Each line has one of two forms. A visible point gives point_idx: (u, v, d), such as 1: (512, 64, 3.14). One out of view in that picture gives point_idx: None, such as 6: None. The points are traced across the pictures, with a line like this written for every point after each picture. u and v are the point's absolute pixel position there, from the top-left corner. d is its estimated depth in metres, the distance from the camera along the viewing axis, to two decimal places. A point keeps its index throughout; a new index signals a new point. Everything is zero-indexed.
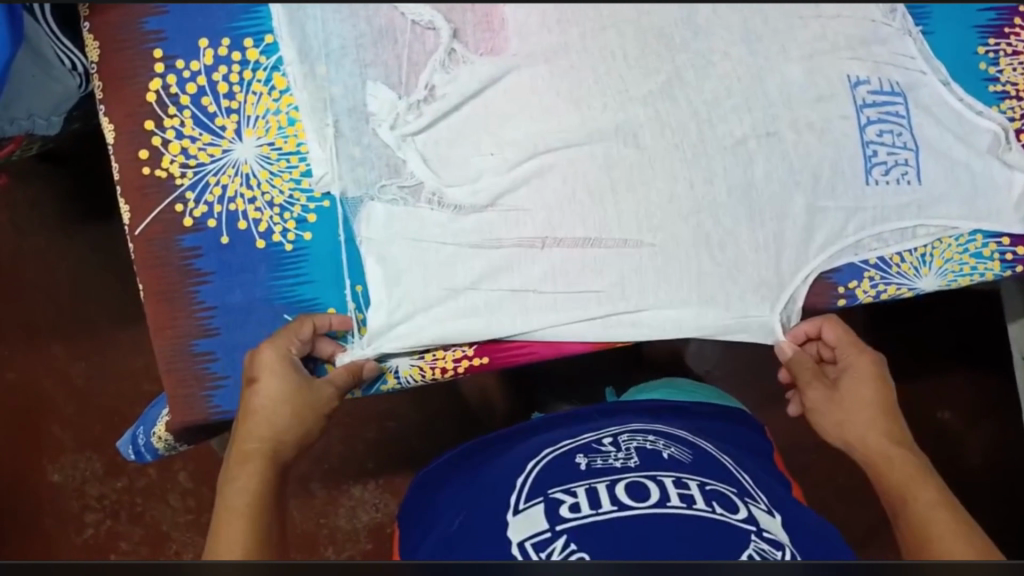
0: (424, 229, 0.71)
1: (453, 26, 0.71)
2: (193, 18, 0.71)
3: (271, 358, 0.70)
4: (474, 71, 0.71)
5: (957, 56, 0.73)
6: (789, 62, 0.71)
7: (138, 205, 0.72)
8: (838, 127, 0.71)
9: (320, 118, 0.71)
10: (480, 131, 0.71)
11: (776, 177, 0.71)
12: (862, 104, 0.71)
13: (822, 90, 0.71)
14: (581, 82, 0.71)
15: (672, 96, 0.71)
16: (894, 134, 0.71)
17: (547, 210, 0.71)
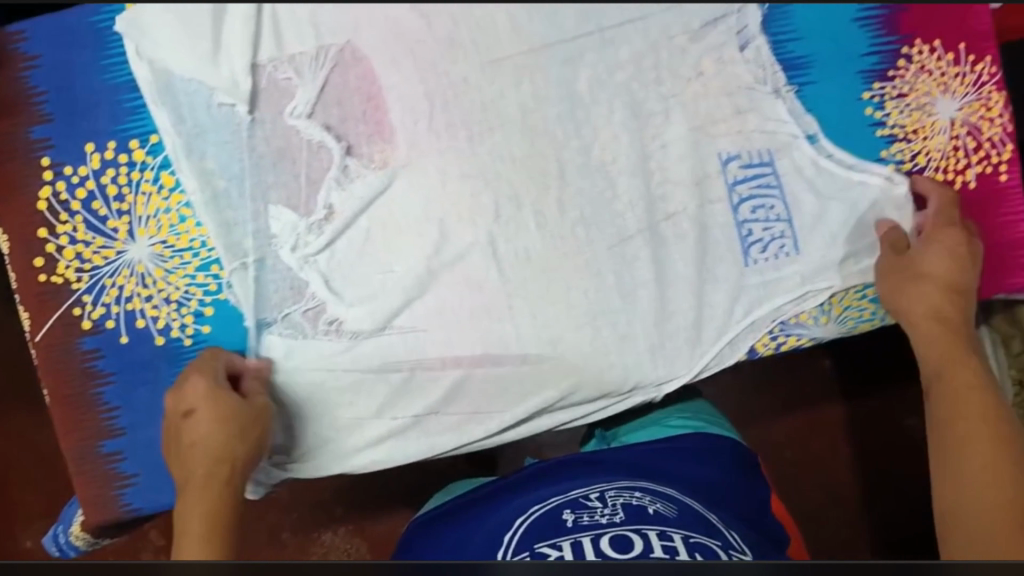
0: (329, 361, 0.73)
1: (345, 143, 0.72)
2: (81, 125, 0.71)
3: (199, 390, 0.71)
4: (369, 184, 0.73)
5: (840, 108, 0.73)
6: (668, 146, 0.73)
7: (38, 313, 0.72)
8: (712, 216, 0.74)
9: (222, 242, 0.72)
10: (377, 248, 0.73)
11: (665, 275, 0.75)
12: (733, 182, 0.74)
13: (700, 174, 0.74)
14: (475, 163, 0.73)
15: (561, 202, 0.74)
16: (768, 209, 0.74)
17: (453, 320, 0.74)
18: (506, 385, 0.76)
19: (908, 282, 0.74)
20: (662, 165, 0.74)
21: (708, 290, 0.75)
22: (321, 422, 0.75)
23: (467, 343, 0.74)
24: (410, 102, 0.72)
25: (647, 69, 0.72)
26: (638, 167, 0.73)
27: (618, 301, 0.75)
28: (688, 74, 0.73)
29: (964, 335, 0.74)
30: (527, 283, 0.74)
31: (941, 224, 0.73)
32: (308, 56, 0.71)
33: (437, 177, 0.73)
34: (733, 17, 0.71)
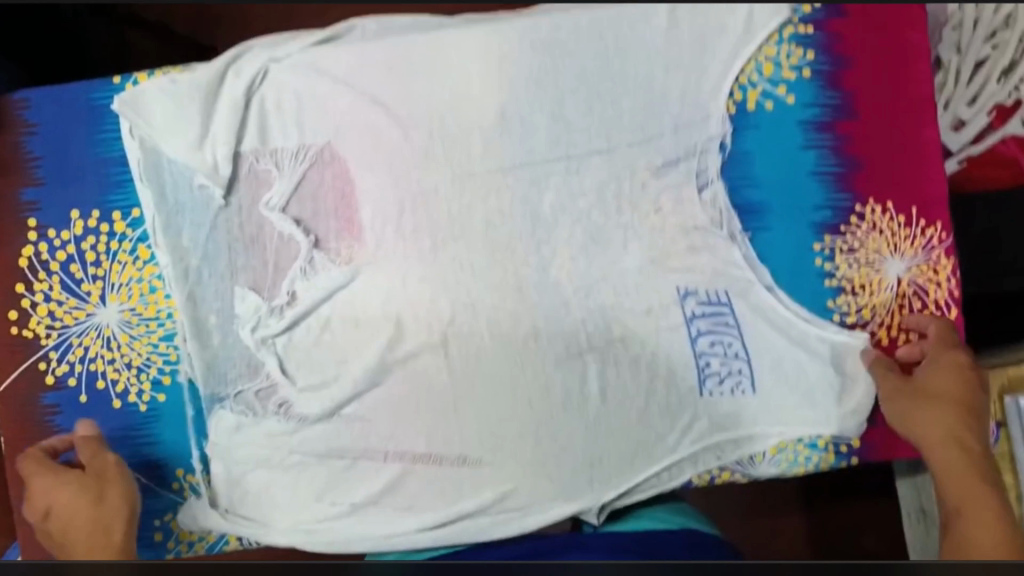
0: (271, 441, 0.75)
1: (314, 236, 0.76)
2: (69, 194, 0.75)
3: (42, 484, 0.72)
4: (331, 276, 0.76)
5: (791, 255, 0.76)
6: (625, 272, 0.76)
7: (6, 363, 0.76)
8: (663, 343, 0.76)
9: (187, 316, 0.75)
10: (336, 339, 0.76)
11: (613, 393, 0.76)
12: (690, 315, 0.76)
13: (652, 303, 0.76)
14: (436, 269, 0.76)
15: (516, 315, 0.76)
16: (725, 345, 0.76)
17: (401, 415, 0.76)
18: (443, 483, 0.75)
19: (920, 424, 0.72)
20: (617, 289, 0.76)
21: (654, 411, 0.75)
22: (254, 500, 0.75)
23: (410, 437, 0.76)
24: (381, 204, 0.76)
25: (609, 199, 0.76)
26: (592, 289, 0.76)
27: (563, 413, 0.75)
28: (648, 208, 0.76)
29: (987, 471, 0.70)
30: (474, 387, 0.76)
31: (944, 359, 0.73)
32: (288, 153, 0.75)
33: (400, 277, 0.76)
34: (694, 160, 0.76)
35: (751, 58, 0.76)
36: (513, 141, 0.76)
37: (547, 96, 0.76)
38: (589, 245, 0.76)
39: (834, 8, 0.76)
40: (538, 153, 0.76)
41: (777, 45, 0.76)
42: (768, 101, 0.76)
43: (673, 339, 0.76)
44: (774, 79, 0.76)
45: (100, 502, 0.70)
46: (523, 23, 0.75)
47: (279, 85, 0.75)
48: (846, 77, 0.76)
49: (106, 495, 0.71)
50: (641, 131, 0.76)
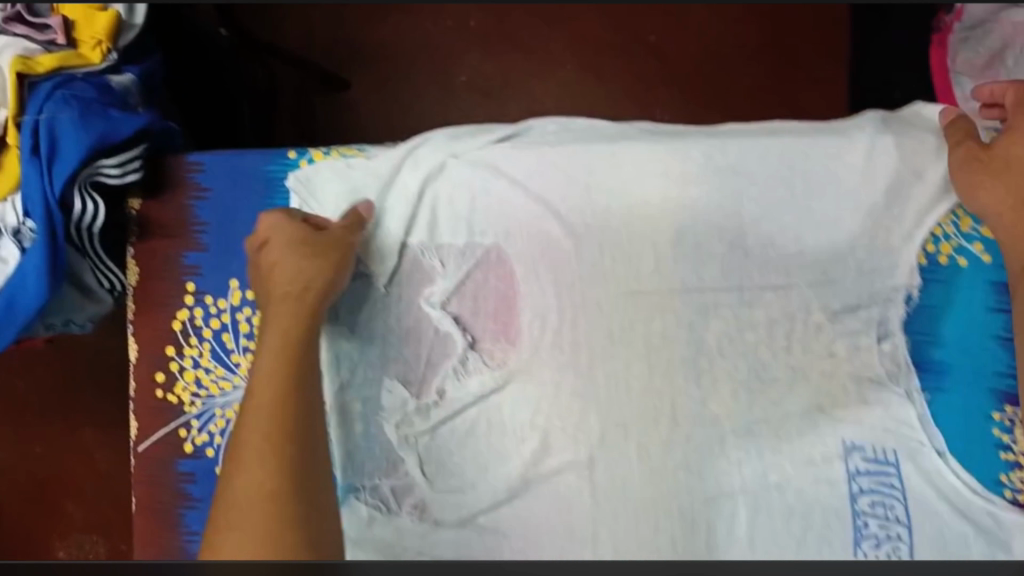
0: (402, 541, 0.74)
1: (469, 336, 0.74)
2: (231, 263, 0.74)
3: (275, 221, 0.70)
4: (483, 381, 0.74)
5: (964, 422, 0.72)
6: (788, 416, 0.73)
7: (148, 423, 0.75)
8: (821, 496, 0.72)
9: (335, 403, 0.75)
10: (480, 446, 0.74)
11: (759, 540, 0.72)
12: (852, 471, 0.72)
13: (813, 453, 0.73)
14: (590, 384, 0.73)
15: (668, 444, 0.73)
16: (887, 506, 0.71)
17: (536, 532, 0.73)
18: None
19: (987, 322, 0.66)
20: (777, 432, 0.73)
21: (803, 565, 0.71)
22: None
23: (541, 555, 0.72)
24: (541, 311, 0.73)
25: (780, 337, 0.72)
26: (750, 429, 0.73)
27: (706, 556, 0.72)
28: (821, 352, 0.72)
29: None
30: (615, 513, 0.73)
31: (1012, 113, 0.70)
32: (451, 249, 0.73)
33: (552, 389, 0.73)
34: (877, 307, 0.72)
35: (949, 210, 0.72)
36: (685, 262, 0.72)
37: (730, 222, 0.72)
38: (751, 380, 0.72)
39: None
40: (710, 279, 0.72)
41: None
42: (963, 256, 0.72)
43: (830, 494, 0.72)
44: (971, 234, 0.72)
45: (297, 363, 0.67)
46: (710, 143, 0.72)
47: (452, 180, 0.73)
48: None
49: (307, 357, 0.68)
50: (823, 271, 0.72)
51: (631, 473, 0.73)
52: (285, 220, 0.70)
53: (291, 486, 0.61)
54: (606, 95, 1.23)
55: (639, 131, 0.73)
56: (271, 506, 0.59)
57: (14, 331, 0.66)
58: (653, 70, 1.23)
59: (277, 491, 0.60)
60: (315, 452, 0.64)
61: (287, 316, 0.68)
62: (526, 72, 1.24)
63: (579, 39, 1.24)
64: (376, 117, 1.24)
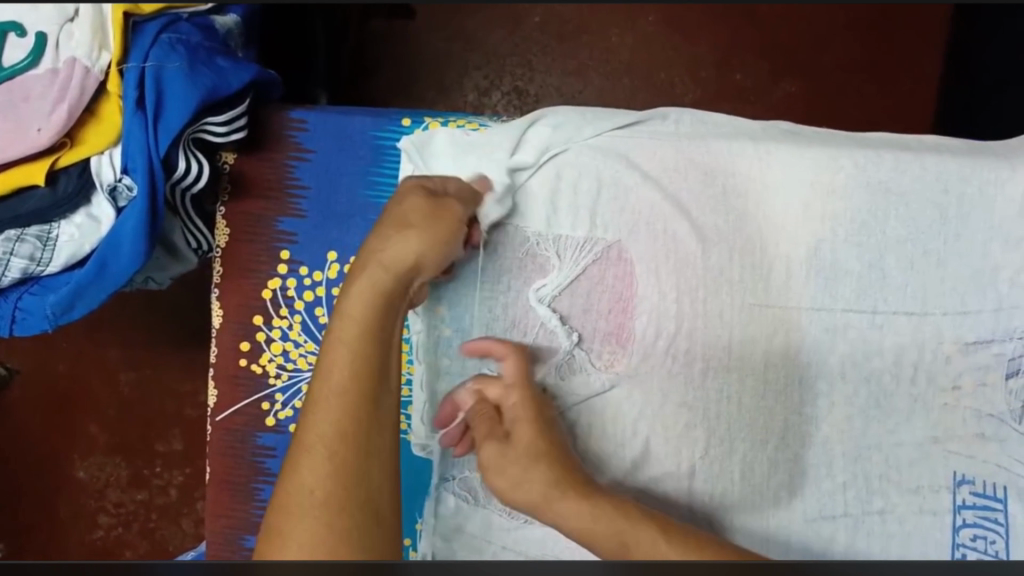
0: (489, 532, 0.71)
1: (576, 335, 0.70)
2: (329, 233, 0.69)
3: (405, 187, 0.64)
4: (589, 383, 0.70)
5: None
6: (902, 445, 0.70)
7: (227, 393, 0.71)
8: (923, 526, 0.70)
9: (433, 390, 0.71)
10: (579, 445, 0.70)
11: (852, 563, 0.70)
12: (959, 505, 0.70)
13: (922, 482, 0.70)
14: (702, 395, 0.70)
15: (773, 463, 0.71)
16: (988, 542, 0.70)
17: None
18: None
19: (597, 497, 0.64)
20: (887, 461, 0.70)
21: None
22: None
23: None
24: (660, 315, 0.70)
25: (907, 366, 0.70)
26: (860, 455, 0.70)
27: None
28: (945, 384, 0.70)
29: None
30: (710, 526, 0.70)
31: None
32: (573, 240, 0.69)
33: (661, 394, 0.70)
34: (1010, 343, 0.69)
35: None
36: (816, 278, 0.69)
37: (868, 239, 0.68)
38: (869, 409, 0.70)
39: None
40: (842, 298, 0.69)
41: None
42: None
43: (933, 526, 0.70)
44: None
45: (377, 350, 0.58)
46: (864, 154, 0.68)
47: (578, 166, 0.69)
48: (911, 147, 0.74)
49: (388, 351, 0.59)
50: (961, 302, 0.69)
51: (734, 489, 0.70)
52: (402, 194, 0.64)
53: (354, 490, 0.52)
54: (685, 53, 1.18)
55: (778, 132, 0.70)
56: (328, 511, 0.50)
57: (103, 295, 0.62)
58: (740, 31, 1.18)
59: (340, 494, 0.51)
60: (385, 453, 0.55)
61: (367, 297, 0.60)
62: (604, 20, 1.17)
63: None
64: (440, 50, 1.16)
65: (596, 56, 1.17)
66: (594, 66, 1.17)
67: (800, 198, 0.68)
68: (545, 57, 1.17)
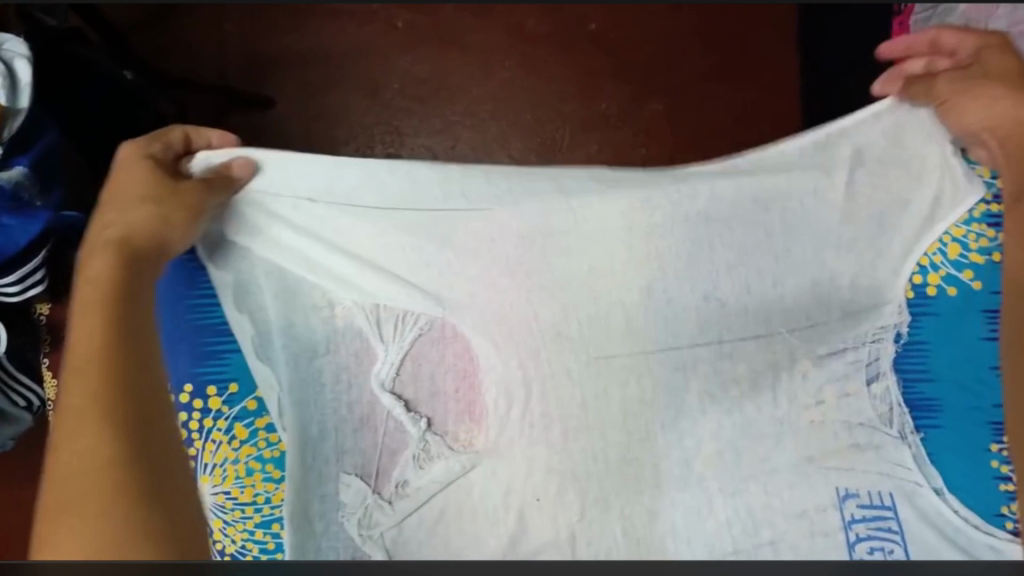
0: None
1: (426, 418, 0.69)
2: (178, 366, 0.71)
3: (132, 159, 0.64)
4: (448, 467, 0.68)
5: (961, 455, 0.69)
6: (777, 471, 0.68)
7: None
8: (819, 550, 0.66)
9: (295, 501, 0.68)
10: (451, 534, 0.67)
11: None
12: (849, 520, 0.67)
13: (807, 504, 0.68)
14: (571, 456, 0.69)
15: (653, 512, 0.69)
16: (887, 552, 0.66)
17: None
18: None
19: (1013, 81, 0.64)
20: (766, 488, 0.68)
21: None
22: None
23: None
24: (506, 386, 0.70)
25: (764, 389, 0.69)
26: (738, 487, 0.68)
27: None
28: (808, 401, 0.69)
29: None
30: None
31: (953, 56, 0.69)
32: (393, 311, 0.70)
33: (522, 469, 0.69)
34: (864, 348, 0.69)
35: (935, 240, 0.70)
36: (660, 320, 0.69)
37: (695, 274, 0.69)
38: (734, 444, 0.69)
39: None
40: (684, 336, 0.69)
41: (968, 223, 0.70)
42: (952, 285, 0.70)
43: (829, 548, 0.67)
44: (959, 262, 0.70)
45: (121, 305, 0.56)
46: (678, 191, 0.68)
47: (396, 253, 0.70)
48: None
49: (135, 309, 0.57)
50: (807, 317, 0.69)
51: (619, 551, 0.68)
52: (134, 169, 0.63)
53: (137, 436, 0.48)
54: (549, 91, 1.16)
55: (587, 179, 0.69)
56: (120, 467, 0.46)
57: None
58: (602, 62, 1.16)
59: (120, 443, 0.47)
60: (166, 407, 0.52)
61: (117, 264, 0.58)
62: (460, 73, 1.17)
63: (515, 35, 1.17)
64: (307, 131, 1.15)
65: (462, 109, 1.16)
66: (459, 121, 1.16)
67: (613, 247, 0.69)
68: (413, 119, 1.16)
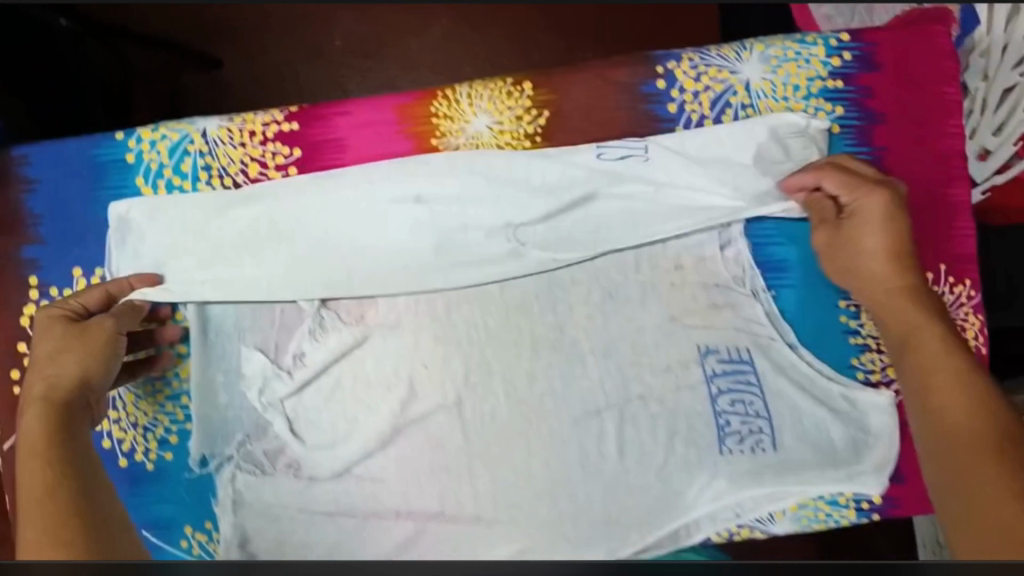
0: (278, 498, 0.74)
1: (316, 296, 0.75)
2: (88, 251, 0.74)
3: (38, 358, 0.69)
4: (342, 338, 0.75)
5: (810, 312, 0.76)
6: (643, 331, 0.75)
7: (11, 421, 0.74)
8: (683, 401, 0.74)
9: (197, 377, 0.75)
10: (350, 400, 0.74)
11: (629, 451, 0.74)
12: (710, 374, 0.74)
13: (671, 361, 0.75)
14: (459, 327, 0.75)
15: (532, 373, 0.75)
16: (746, 403, 0.74)
17: (414, 472, 0.74)
18: (456, 544, 0.73)
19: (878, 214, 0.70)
20: (635, 347, 0.75)
21: (670, 467, 0.74)
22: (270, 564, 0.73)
23: (424, 498, 0.74)
24: (391, 264, 0.75)
25: (630, 258, 0.76)
26: (610, 348, 0.75)
27: (573, 480, 0.74)
28: (668, 266, 0.76)
29: None
30: (489, 446, 0.74)
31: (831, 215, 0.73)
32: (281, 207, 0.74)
33: (410, 339, 0.75)
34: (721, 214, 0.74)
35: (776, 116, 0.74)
36: (535, 191, 0.74)
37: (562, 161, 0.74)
38: (605, 309, 0.75)
39: (866, 62, 0.74)
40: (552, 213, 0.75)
41: (807, 100, 0.74)
42: None
43: (691, 397, 0.74)
44: None
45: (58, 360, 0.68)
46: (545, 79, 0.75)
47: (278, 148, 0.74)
48: (862, 101, 0.74)
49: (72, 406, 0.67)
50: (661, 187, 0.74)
51: (502, 411, 0.75)
52: (47, 329, 0.69)
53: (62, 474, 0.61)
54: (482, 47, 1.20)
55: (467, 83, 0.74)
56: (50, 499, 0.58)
57: None
58: None
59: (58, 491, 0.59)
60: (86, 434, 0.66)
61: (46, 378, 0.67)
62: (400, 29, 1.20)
63: None
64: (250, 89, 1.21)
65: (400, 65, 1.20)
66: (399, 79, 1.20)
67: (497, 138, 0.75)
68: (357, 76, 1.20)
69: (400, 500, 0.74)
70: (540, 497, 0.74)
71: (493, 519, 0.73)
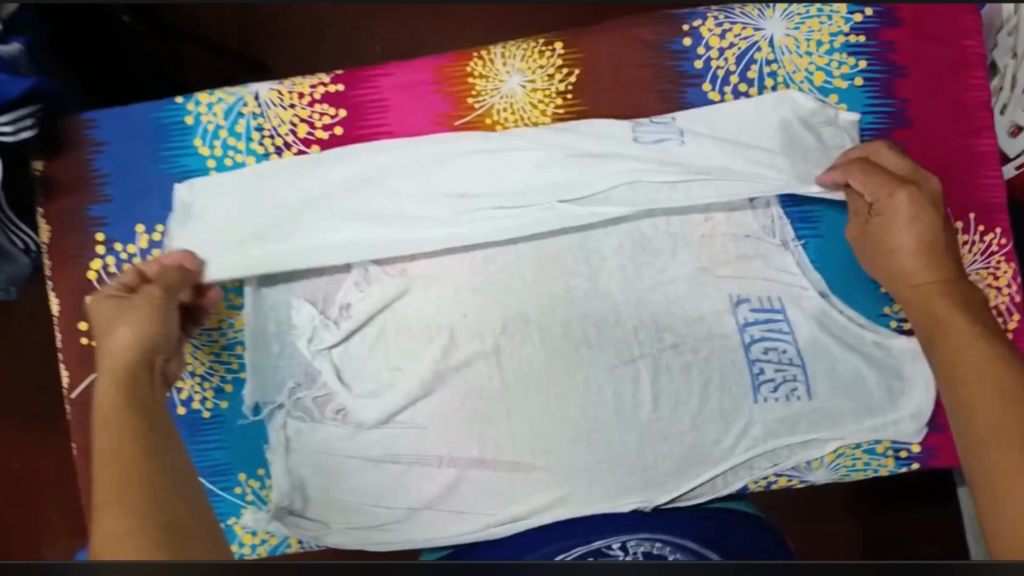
0: (326, 444, 0.77)
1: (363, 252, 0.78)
2: (149, 208, 0.79)
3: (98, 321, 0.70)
4: (385, 289, 0.78)
5: (839, 260, 0.77)
6: (675, 281, 0.78)
7: (79, 368, 0.79)
8: (716, 349, 0.76)
9: (251, 326, 0.78)
10: (393, 349, 0.78)
11: (663, 399, 0.76)
12: (743, 323, 0.77)
13: (702, 311, 0.77)
14: (498, 279, 0.79)
15: (566, 322, 0.78)
16: (780, 351, 0.76)
17: (453, 420, 0.76)
18: (494, 487, 0.75)
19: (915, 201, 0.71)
20: (667, 297, 0.78)
21: (704, 414, 0.75)
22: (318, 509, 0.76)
23: (463, 446, 0.76)
24: (428, 212, 0.77)
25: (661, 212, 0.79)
26: (642, 299, 0.78)
27: (608, 427, 0.75)
28: (697, 218, 0.78)
29: None
30: (526, 395, 0.77)
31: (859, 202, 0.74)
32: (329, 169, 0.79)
33: (450, 291, 0.78)
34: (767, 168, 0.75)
35: (801, 70, 0.78)
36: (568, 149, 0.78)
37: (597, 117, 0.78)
38: (638, 260, 0.78)
39: (887, 18, 0.78)
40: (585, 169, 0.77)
41: (829, 54, 0.77)
42: None
43: (723, 346, 0.76)
44: (824, 88, 0.77)
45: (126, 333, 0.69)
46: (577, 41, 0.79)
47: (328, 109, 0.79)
48: (886, 57, 0.77)
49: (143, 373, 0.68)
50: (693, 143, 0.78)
51: (538, 361, 0.77)
52: (109, 306, 0.70)
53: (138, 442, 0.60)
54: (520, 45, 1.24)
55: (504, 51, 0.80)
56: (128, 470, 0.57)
57: None
58: None
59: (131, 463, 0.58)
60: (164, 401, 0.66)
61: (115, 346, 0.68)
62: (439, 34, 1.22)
63: None
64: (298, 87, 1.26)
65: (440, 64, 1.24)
66: None
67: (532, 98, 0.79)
68: None
69: (440, 447, 0.76)
70: (575, 444, 0.75)
71: (530, 463, 0.75)
